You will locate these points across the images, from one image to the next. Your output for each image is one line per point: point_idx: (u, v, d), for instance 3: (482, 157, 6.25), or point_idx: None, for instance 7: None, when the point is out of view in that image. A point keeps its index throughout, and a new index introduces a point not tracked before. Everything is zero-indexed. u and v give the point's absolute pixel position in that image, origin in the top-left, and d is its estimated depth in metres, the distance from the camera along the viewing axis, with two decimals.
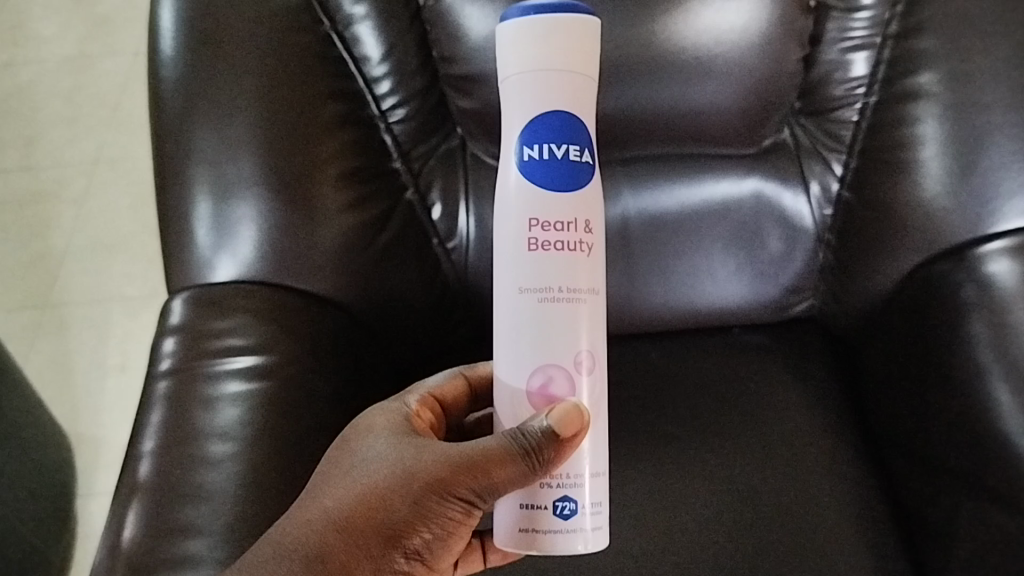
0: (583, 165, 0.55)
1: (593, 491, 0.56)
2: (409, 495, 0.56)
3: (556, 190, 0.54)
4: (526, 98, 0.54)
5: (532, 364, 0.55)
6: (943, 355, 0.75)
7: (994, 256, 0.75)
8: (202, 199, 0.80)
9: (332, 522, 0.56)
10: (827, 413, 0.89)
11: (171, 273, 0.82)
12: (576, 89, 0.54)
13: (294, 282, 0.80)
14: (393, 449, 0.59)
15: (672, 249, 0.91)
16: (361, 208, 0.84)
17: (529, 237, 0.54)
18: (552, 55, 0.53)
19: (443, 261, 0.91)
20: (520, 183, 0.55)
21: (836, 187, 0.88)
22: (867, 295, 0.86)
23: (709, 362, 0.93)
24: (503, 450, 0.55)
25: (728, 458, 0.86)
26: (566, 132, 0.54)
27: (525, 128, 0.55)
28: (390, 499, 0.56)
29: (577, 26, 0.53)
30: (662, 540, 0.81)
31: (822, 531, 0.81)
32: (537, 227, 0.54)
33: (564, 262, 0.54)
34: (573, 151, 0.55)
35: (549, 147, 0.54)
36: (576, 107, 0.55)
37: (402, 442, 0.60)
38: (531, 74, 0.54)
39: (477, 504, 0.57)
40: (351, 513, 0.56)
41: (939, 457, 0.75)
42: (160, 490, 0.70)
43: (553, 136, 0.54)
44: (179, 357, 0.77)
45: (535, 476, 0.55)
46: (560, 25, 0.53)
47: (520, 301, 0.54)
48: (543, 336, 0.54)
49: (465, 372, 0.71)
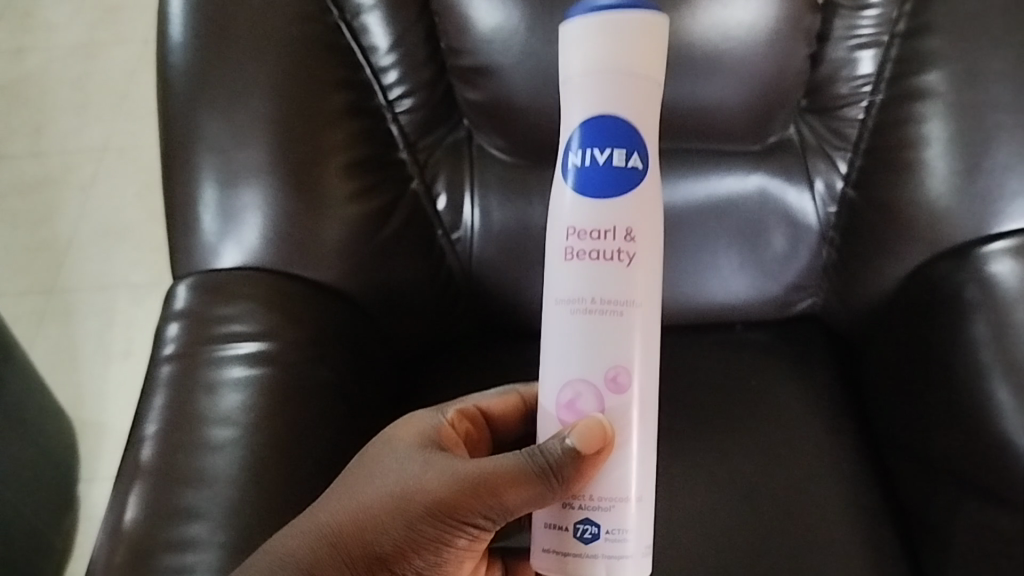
0: (630, 171, 0.54)
1: (624, 513, 0.55)
2: (412, 516, 0.57)
3: (594, 196, 0.54)
4: (579, 95, 0.55)
5: (560, 377, 0.55)
6: (946, 354, 0.75)
7: (997, 256, 0.75)
8: (209, 186, 0.81)
9: (326, 535, 0.58)
10: (828, 410, 0.89)
11: (175, 259, 0.83)
12: (632, 92, 0.54)
13: (298, 270, 0.80)
14: (414, 463, 0.59)
15: (679, 245, 0.90)
16: (368, 197, 0.84)
17: (567, 246, 0.55)
18: (609, 52, 0.53)
19: (448, 253, 0.91)
20: (568, 190, 0.55)
21: (840, 185, 0.88)
22: (868, 294, 0.86)
23: (711, 358, 0.93)
24: (517, 471, 0.55)
25: (727, 453, 0.86)
26: (614, 138, 0.54)
27: (573, 136, 0.55)
28: (392, 520, 0.57)
29: (640, 26, 0.53)
30: (661, 534, 0.82)
31: (821, 528, 0.81)
32: (574, 236, 0.54)
33: (607, 272, 0.54)
34: (622, 153, 0.54)
35: (591, 153, 0.54)
36: (629, 111, 0.54)
37: (423, 456, 0.60)
38: (584, 77, 0.54)
39: (485, 526, 0.58)
40: (349, 530, 0.58)
41: (939, 456, 0.75)
42: (161, 473, 0.70)
43: (597, 142, 0.54)
44: (184, 342, 0.77)
45: (553, 496, 0.55)
46: (620, 21, 0.53)
47: (561, 311, 0.55)
48: (569, 348, 0.54)
49: (520, 390, 0.71)
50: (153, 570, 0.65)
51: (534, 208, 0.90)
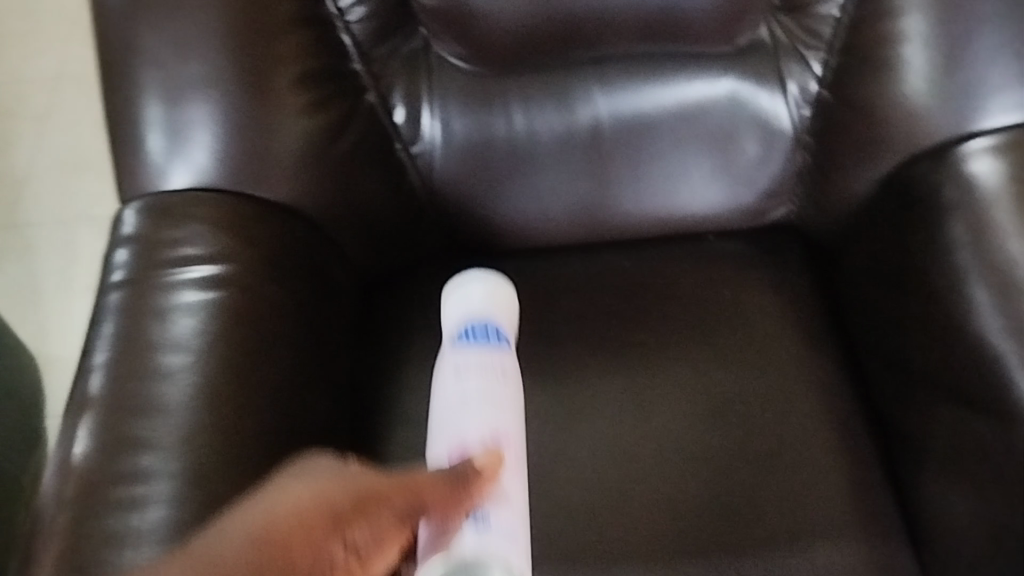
0: (500, 339, 0.70)
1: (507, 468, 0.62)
2: (341, 499, 0.53)
3: (474, 345, 0.68)
4: (483, 297, 0.73)
5: (453, 434, 0.63)
6: (925, 259, 0.73)
7: (977, 155, 0.73)
8: (151, 103, 0.76)
9: (269, 521, 0.52)
10: (805, 319, 0.87)
11: (121, 181, 0.79)
12: (500, 304, 0.73)
13: (253, 188, 0.77)
14: (308, 474, 0.56)
15: (647, 153, 0.87)
16: (319, 111, 0.79)
17: (450, 374, 0.66)
18: (492, 295, 0.73)
19: (408, 166, 0.87)
20: (445, 363, 0.68)
21: (814, 87, 0.84)
22: (842, 199, 0.84)
23: (684, 270, 0.91)
24: (430, 472, 0.57)
25: (702, 367, 0.84)
26: (488, 321, 0.71)
27: (452, 327, 0.71)
28: (325, 497, 0.53)
29: (499, 280, 0.75)
30: (635, 451, 0.80)
31: (797, 439, 0.79)
32: (454, 368, 0.67)
33: (471, 410, 0.64)
34: (495, 333, 0.70)
35: (468, 330, 0.70)
36: (499, 312, 0.72)
37: (314, 465, 0.57)
38: (460, 310, 0.72)
39: (409, 515, 0.54)
40: (286, 512, 0.52)
41: (917, 363, 0.74)
42: (112, 403, 0.67)
43: (474, 324, 0.70)
44: (132, 267, 0.74)
45: (467, 494, 0.57)
46: (491, 282, 0.74)
47: (445, 413, 0.65)
48: (462, 411, 0.64)
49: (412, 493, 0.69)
50: (105, 504, 0.63)
51: (496, 118, 0.86)
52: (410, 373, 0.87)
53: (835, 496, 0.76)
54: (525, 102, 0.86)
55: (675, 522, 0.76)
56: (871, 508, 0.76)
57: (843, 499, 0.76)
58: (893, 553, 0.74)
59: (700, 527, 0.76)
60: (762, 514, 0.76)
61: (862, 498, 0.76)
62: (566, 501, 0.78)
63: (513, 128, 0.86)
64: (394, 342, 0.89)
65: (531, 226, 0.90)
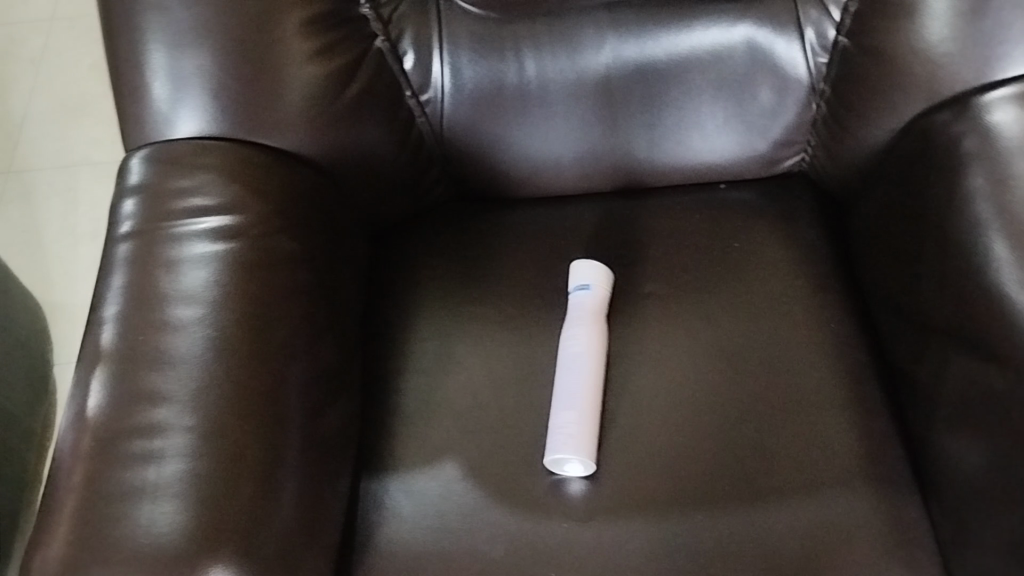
0: None
1: (582, 461, 0.75)
2: (216, 234, 0.72)
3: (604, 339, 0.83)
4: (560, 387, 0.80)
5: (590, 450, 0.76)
6: (946, 210, 0.72)
7: (998, 104, 0.72)
8: (156, 48, 0.75)
9: (163, 236, 0.72)
10: (818, 268, 0.86)
11: (127, 129, 0.78)
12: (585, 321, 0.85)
13: (262, 138, 0.76)
14: (209, 188, 0.74)
15: (659, 101, 0.85)
16: (329, 57, 0.78)
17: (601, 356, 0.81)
18: (598, 287, 0.83)
19: (417, 115, 0.86)
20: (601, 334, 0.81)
21: (832, 34, 0.81)
22: (859, 147, 0.82)
23: (695, 218, 0.90)
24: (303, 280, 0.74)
25: (714, 318, 0.84)
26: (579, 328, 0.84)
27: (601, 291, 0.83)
28: (246, 215, 0.73)
29: (604, 276, 0.84)
30: (646, 401, 0.80)
31: (809, 389, 0.79)
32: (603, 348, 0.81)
33: (587, 375, 0.79)
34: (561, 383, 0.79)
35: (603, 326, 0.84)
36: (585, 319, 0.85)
37: (212, 192, 0.73)
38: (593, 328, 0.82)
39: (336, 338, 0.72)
40: (204, 236, 0.72)
41: (930, 314, 0.73)
42: (123, 356, 0.67)
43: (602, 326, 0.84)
44: (140, 218, 0.73)
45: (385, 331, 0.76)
46: (600, 285, 0.84)
47: (588, 355, 0.80)
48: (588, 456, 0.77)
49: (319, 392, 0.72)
50: (120, 457, 0.63)
51: (508, 66, 0.84)
52: (421, 323, 0.87)
53: (846, 446, 0.76)
54: (536, 48, 0.84)
55: (685, 472, 0.76)
56: (882, 456, 0.76)
57: (854, 448, 0.76)
58: (905, 503, 0.74)
59: (710, 476, 0.76)
60: (773, 463, 0.76)
61: (874, 447, 0.76)
62: None
63: (524, 75, 0.84)
64: (404, 292, 0.89)
65: (539, 172, 0.90)
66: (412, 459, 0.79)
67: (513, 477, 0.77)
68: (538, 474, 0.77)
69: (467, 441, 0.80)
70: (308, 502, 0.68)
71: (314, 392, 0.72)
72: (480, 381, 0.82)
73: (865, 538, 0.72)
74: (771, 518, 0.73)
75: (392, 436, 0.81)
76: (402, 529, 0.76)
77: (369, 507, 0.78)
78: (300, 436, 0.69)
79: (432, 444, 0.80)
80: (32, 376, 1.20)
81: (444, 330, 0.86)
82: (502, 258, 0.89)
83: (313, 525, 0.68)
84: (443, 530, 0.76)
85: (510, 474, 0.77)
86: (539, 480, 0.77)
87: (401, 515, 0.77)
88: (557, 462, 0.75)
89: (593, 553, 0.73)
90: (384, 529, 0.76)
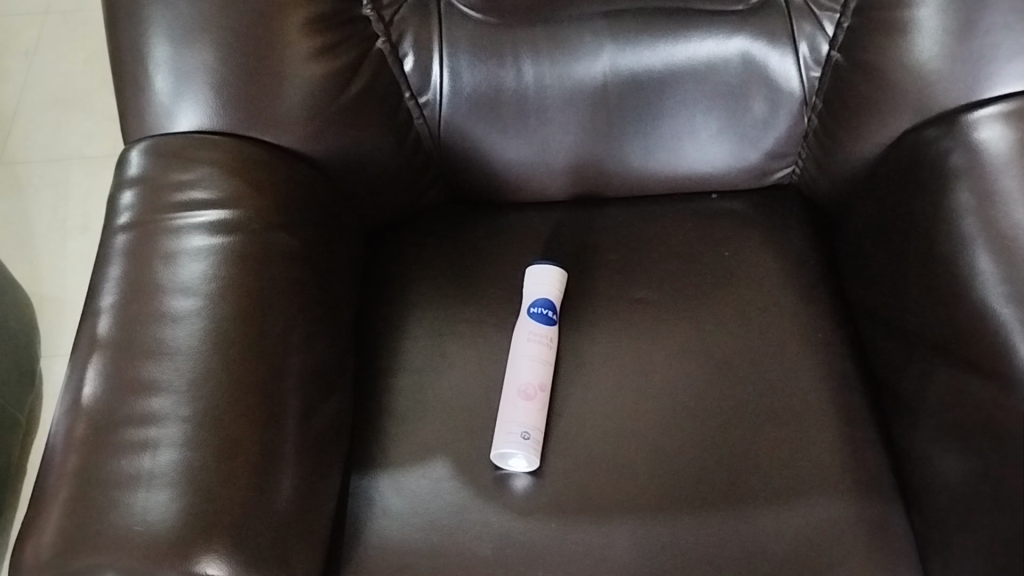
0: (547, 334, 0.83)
1: (527, 456, 0.77)
2: (215, 228, 0.72)
3: (543, 324, 0.83)
4: None
5: (513, 436, 0.77)
6: (934, 224, 0.74)
7: (985, 122, 0.73)
8: (159, 43, 0.75)
9: (161, 229, 0.72)
10: (805, 278, 0.88)
11: (128, 122, 0.79)
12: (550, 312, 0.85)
13: (260, 134, 0.77)
14: (209, 181, 0.74)
15: (654, 110, 0.86)
16: (330, 56, 0.78)
17: (532, 346, 0.82)
18: (551, 286, 0.85)
19: (415, 116, 0.86)
20: (529, 326, 0.83)
21: (825, 48, 0.82)
22: (849, 161, 0.84)
23: (687, 226, 0.91)
24: (299, 276, 0.75)
25: (703, 325, 0.85)
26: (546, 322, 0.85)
27: (530, 292, 0.85)
28: (245, 210, 0.74)
29: (558, 276, 0.85)
30: (634, 404, 0.81)
31: (794, 397, 0.80)
32: (533, 337, 0.82)
33: (536, 371, 0.81)
34: None
35: (549, 311, 0.83)
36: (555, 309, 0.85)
37: (212, 187, 0.74)
38: (525, 323, 0.83)
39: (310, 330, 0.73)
40: (202, 229, 0.72)
41: (915, 325, 0.74)
42: (119, 346, 0.67)
43: (546, 310, 0.83)
44: (138, 211, 0.74)
45: None
46: (531, 283, 0.85)
47: (516, 355, 0.82)
48: (529, 442, 0.77)
49: (308, 387, 0.72)
50: (115, 446, 0.63)
51: (506, 70, 0.84)
52: (412, 322, 0.87)
53: (830, 454, 0.77)
54: (534, 54, 0.84)
55: (670, 476, 0.77)
56: (866, 466, 0.77)
57: (838, 457, 0.77)
58: (888, 512, 0.75)
59: (697, 480, 0.77)
60: (758, 470, 0.77)
61: (857, 456, 0.77)
62: (569, 453, 0.79)
63: (522, 80, 0.85)
64: (397, 292, 0.90)
65: (533, 175, 0.91)
66: (402, 456, 0.80)
67: (501, 477, 0.78)
68: (510, 472, 0.78)
69: (457, 439, 0.80)
70: (300, 497, 0.69)
71: (307, 388, 0.72)
72: (470, 382, 0.83)
73: (848, 545, 0.73)
74: (756, 523, 0.74)
75: (383, 434, 0.82)
76: (390, 525, 0.77)
77: (358, 503, 0.79)
78: (293, 430, 0.69)
79: (422, 443, 0.81)
80: (20, 370, 1.20)
81: (435, 330, 0.86)
82: (495, 260, 0.91)
83: (303, 519, 0.69)
84: (430, 527, 0.76)
85: (500, 473, 0.78)
86: (511, 478, 0.78)
87: (390, 511, 0.78)
88: (503, 456, 0.77)
89: (581, 553, 0.74)
90: (372, 525, 0.77)
